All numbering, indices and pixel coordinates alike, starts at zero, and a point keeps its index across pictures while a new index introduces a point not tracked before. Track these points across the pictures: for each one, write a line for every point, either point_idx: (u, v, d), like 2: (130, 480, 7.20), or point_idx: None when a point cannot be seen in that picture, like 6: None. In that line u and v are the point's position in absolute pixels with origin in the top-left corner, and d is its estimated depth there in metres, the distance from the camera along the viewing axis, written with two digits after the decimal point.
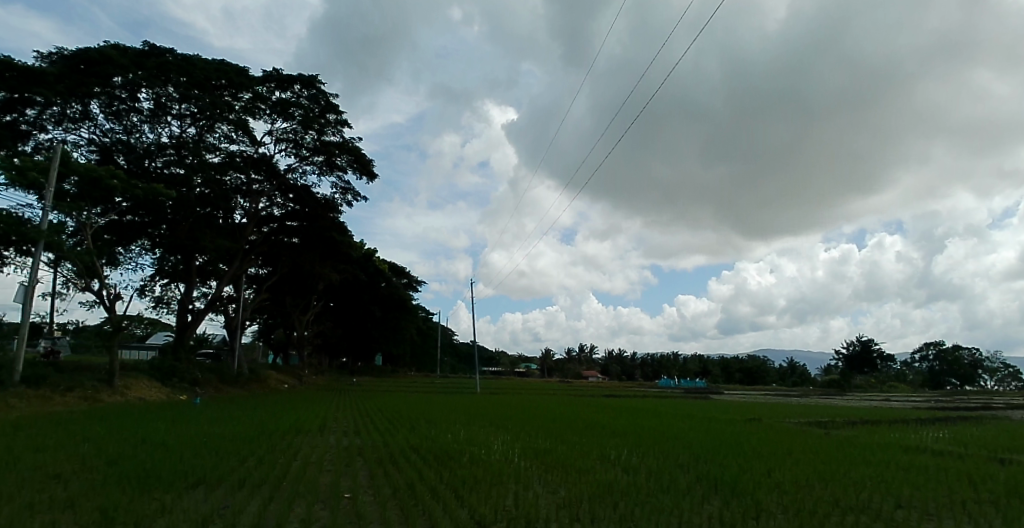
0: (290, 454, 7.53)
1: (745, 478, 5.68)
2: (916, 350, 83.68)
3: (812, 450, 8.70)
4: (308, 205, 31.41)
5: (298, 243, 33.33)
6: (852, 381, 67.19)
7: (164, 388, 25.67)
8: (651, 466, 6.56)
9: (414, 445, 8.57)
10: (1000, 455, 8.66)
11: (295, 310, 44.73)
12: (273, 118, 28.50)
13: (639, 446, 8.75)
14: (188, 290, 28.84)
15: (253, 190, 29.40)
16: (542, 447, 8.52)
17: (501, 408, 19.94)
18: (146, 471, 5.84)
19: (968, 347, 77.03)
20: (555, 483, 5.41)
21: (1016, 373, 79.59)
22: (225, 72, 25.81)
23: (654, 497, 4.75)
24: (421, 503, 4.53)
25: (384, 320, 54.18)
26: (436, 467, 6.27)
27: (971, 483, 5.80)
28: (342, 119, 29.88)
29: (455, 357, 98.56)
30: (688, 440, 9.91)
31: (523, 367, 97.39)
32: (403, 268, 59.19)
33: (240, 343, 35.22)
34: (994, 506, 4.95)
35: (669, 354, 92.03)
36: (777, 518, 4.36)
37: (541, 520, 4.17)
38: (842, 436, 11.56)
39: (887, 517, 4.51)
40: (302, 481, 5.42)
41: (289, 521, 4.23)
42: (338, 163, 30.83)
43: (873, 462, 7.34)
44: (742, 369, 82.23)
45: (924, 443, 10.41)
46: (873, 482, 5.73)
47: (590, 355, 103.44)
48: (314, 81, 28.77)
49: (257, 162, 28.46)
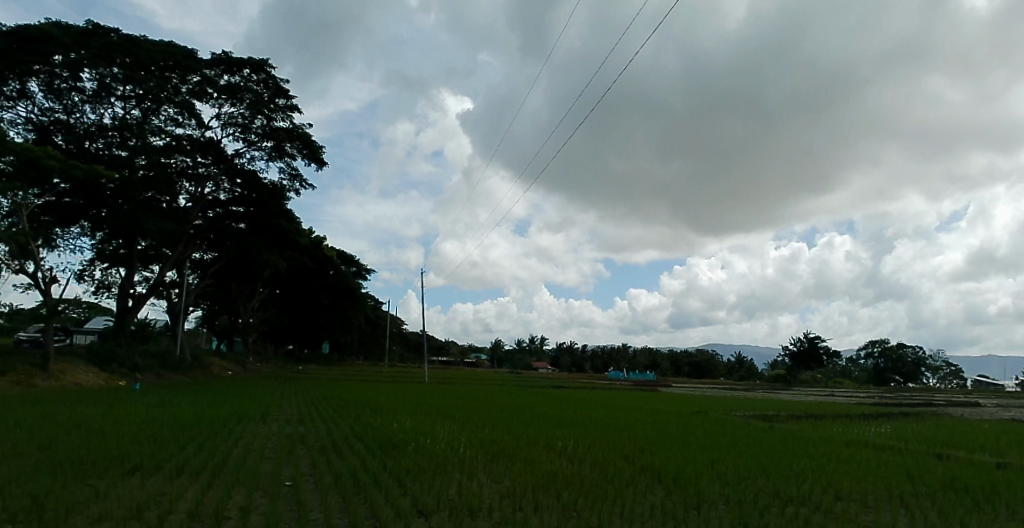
0: (230, 440, 7.49)
1: (689, 470, 5.74)
2: (862, 347, 85.60)
3: (756, 443, 8.81)
4: (255, 191, 31.12)
5: (244, 228, 32.74)
6: (798, 377, 68.46)
7: (102, 373, 25.05)
8: (597, 456, 6.64)
9: (358, 433, 8.54)
10: (942, 450, 8.71)
11: (241, 296, 43.80)
12: (221, 102, 28.20)
13: (584, 436, 8.89)
14: (130, 274, 28.32)
15: (200, 174, 29.16)
16: (489, 436, 8.57)
17: (450, 398, 20.05)
18: (82, 459, 5.60)
19: (914, 346, 78.17)
20: (500, 472, 5.37)
21: (958, 371, 82.41)
22: (172, 53, 25.34)
23: (598, 486, 4.79)
24: (362, 491, 4.48)
25: (332, 308, 54.10)
26: (379, 455, 6.23)
27: (909, 476, 5.93)
28: (292, 104, 29.49)
29: (404, 346, 97.14)
30: (630, 431, 10.09)
31: (474, 358, 97.90)
32: (352, 256, 58.99)
33: (184, 329, 34.46)
34: (929, 500, 5.08)
35: (619, 346, 93.08)
36: (718, 508, 4.47)
37: (483, 509, 4.25)
38: (786, 429, 11.72)
39: (828, 511, 4.62)
40: (243, 470, 5.24)
41: (228, 510, 4.22)
42: (288, 150, 30.42)
43: (816, 456, 7.39)
44: (690, 362, 83.59)
45: (865, 437, 10.68)
46: (811, 474, 5.80)
47: (540, 347, 104.71)
48: (264, 65, 28.45)
49: (205, 146, 28.29)
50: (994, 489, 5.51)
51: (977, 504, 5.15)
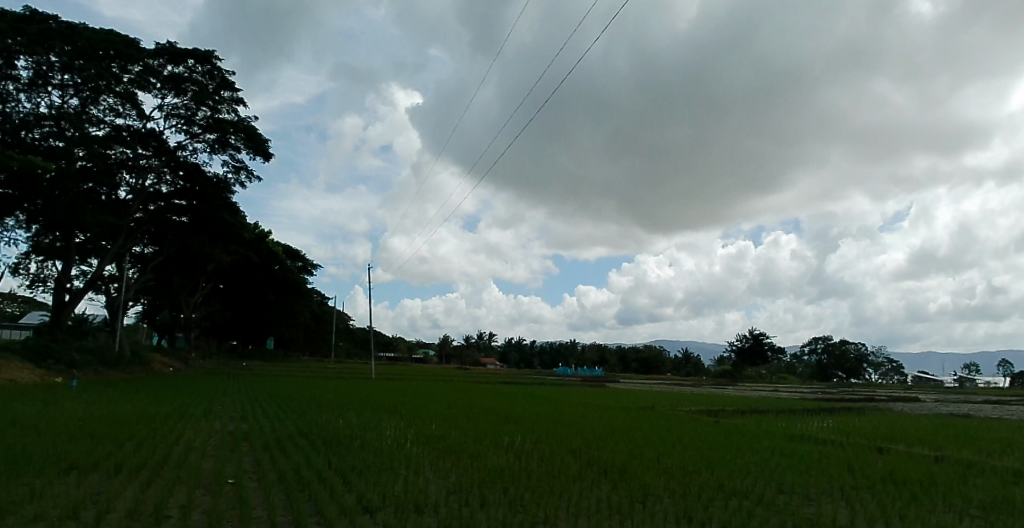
0: (171, 439, 7.26)
1: (633, 464, 5.81)
2: (806, 343, 87.70)
3: (701, 437, 8.94)
4: (198, 184, 31.03)
5: (187, 222, 32.17)
6: (744, 372, 69.83)
7: (37, 370, 24.41)
8: (543, 452, 6.68)
9: (304, 430, 8.45)
10: (880, 444, 8.94)
11: (183, 291, 42.87)
12: (163, 93, 27.90)
13: (531, 432, 8.89)
14: (67, 268, 27.81)
15: (140, 166, 28.46)
16: (435, 433, 8.52)
17: (383, 394, 19.89)
18: (15, 458, 5.40)
19: (856, 343, 80.23)
20: (445, 468, 5.38)
21: (898, 368, 84.96)
22: (113, 42, 24.83)
23: (542, 481, 4.83)
24: (307, 487, 4.46)
25: (276, 303, 53.33)
26: (323, 452, 6.20)
27: (851, 470, 6.08)
28: (236, 97, 29.42)
29: (351, 342, 96.29)
30: (578, 426, 10.12)
31: (423, 354, 97.92)
32: (297, 251, 58.68)
33: (123, 325, 33.70)
34: (870, 492, 5.24)
35: (568, 342, 93.95)
36: (663, 501, 4.57)
37: (430, 504, 4.26)
38: (731, 423, 11.95)
39: (768, 501, 4.76)
40: (184, 467, 5.15)
41: (169, 509, 4.15)
42: (232, 142, 30.22)
43: (762, 450, 7.54)
44: (637, 358, 84.80)
45: (809, 431, 10.87)
46: (752, 467, 5.96)
47: (490, 342, 105.23)
48: (210, 57, 28.26)
49: (145, 137, 28.20)
50: (930, 482, 5.69)
51: (915, 496, 5.30)
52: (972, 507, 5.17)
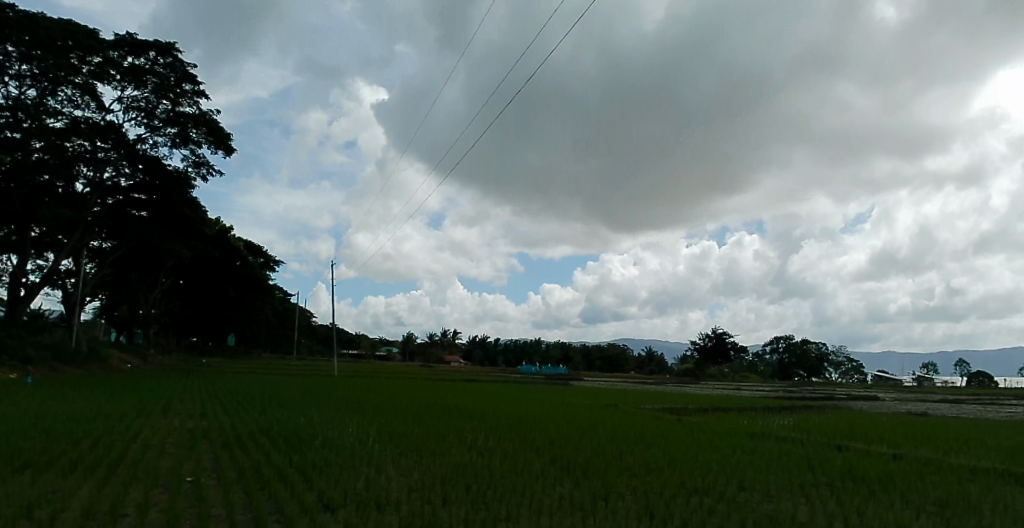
0: (128, 436, 7.21)
1: (595, 461, 5.89)
2: (768, 342, 88.93)
3: (664, 435, 8.97)
4: (158, 177, 30.43)
5: (147, 217, 32.04)
6: (707, 370, 70.78)
7: None
8: (505, 449, 6.71)
9: (263, 428, 8.38)
10: (841, 442, 9.09)
11: (142, 287, 42.34)
12: (123, 85, 27.48)
13: (495, 430, 8.91)
14: (23, 262, 27.32)
15: (98, 159, 28.11)
16: (397, 430, 8.52)
17: (343, 391, 19.81)
18: None
19: (817, 342, 81.60)
20: (407, 465, 5.38)
21: (858, 367, 86.71)
22: (73, 32, 24.40)
23: (505, 479, 4.85)
24: (268, 486, 4.44)
25: (238, 300, 52.62)
26: (284, 449, 6.17)
27: (811, 467, 6.18)
28: (198, 89, 29.17)
29: (313, 338, 95.66)
30: (540, 424, 10.19)
31: (387, 352, 97.75)
32: (260, 247, 58.46)
33: (80, 320, 33.19)
34: (828, 490, 5.32)
35: (532, 339, 94.37)
36: (625, 499, 4.61)
37: (391, 502, 4.27)
38: (693, 421, 12.10)
39: (726, 498, 4.83)
40: (142, 465, 5.15)
41: (126, 507, 4.10)
42: (193, 136, 29.95)
43: (726, 448, 7.63)
44: (602, 357, 85.59)
45: (770, 429, 11.04)
46: (711, 464, 6.06)
47: (454, 339, 105.40)
48: (171, 49, 28.08)
49: (104, 129, 27.34)
50: (888, 478, 5.83)
51: (873, 492, 5.43)
52: (930, 503, 5.29)
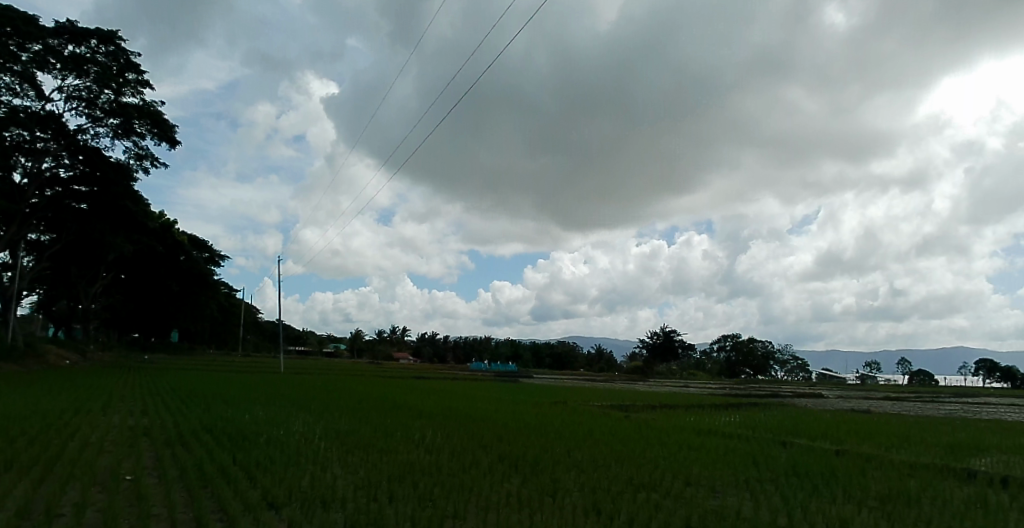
0: (65, 434, 7.03)
1: (542, 458, 5.96)
2: (715, 342, 89.67)
3: (614, 432, 9.04)
4: (99, 169, 29.71)
5: (87, 209, 31.14)
6: (654, 368, 71.66)
7: None
8: (454, 446, 6.72)
9: (208, 425, 8.25)
10: (786, 438, 9.26)
11: (82, 281, 41.33)
12: (64, 74, 26.86)
13: (445, 427, 8.91)
14: None
15: (36, 149, 27.48)
16: (345, 427, 8.47)
17: (295, 388, 19.50)
18: None
19: (764, 340, 83.10)
20: (354, 463, 5.37)
21: (804, 365, 88.87)
22: (10, 18, 23.74)
23: (455, 476, 4.86)
24: (210, 484, 4.41)
25: (182, 296, 51.82)
26: (228, 447, 6.09)
27: (756, 463, 6.32)
28: (143, 80, 28.55)
29: (259, 336, 94.04)
30: (490, 420, 10.21)
31: (337, 349, 96.72)
32: (204, 241, 57.66)
33: (15, 315, 32.00)
34: (771, 484, 5.48)
35: (483, 338, 94.35)
36: (571, 495, 4.67)
37: (337, 499, 4.27)
38: (641, 418, 12.24)
39: (669, 492, 4.94)
40: (78, 462, 5.11)
41: (63, 506, 4.03)
42: (137, 128, 29.35)
43: (670, 445, 7.74)
44: (552, 354, 86.05)
45: (720, 426, 11.21)
46: (656, 461, 6.15)
47: (404, 336, 104.80)
48: (114, 37, 27.41)
49: (44, 119, 26.72)
50: (831, 474, 6.01)
51: (816, 487, 5.59)
52: (870, 498, 5.46)
